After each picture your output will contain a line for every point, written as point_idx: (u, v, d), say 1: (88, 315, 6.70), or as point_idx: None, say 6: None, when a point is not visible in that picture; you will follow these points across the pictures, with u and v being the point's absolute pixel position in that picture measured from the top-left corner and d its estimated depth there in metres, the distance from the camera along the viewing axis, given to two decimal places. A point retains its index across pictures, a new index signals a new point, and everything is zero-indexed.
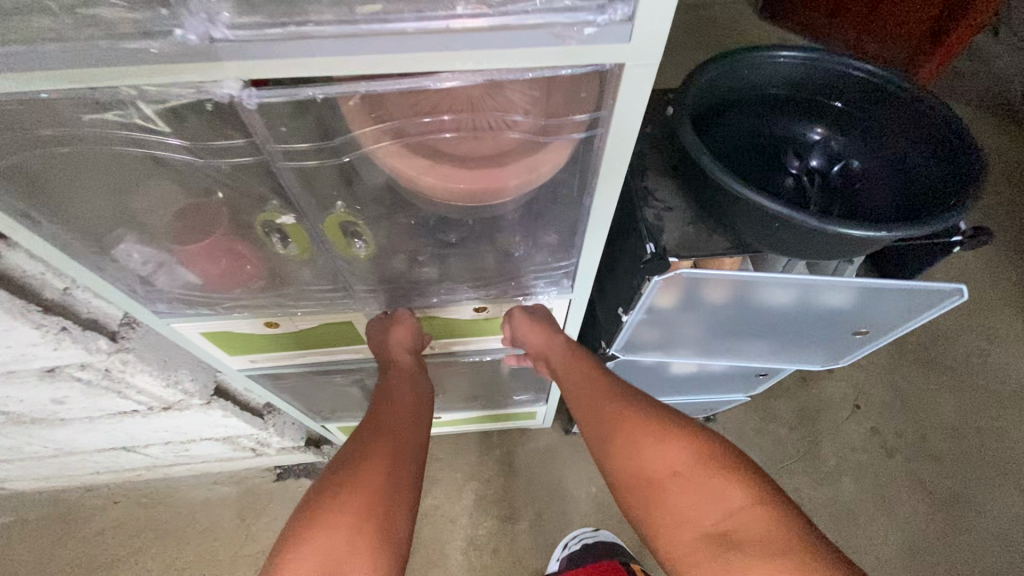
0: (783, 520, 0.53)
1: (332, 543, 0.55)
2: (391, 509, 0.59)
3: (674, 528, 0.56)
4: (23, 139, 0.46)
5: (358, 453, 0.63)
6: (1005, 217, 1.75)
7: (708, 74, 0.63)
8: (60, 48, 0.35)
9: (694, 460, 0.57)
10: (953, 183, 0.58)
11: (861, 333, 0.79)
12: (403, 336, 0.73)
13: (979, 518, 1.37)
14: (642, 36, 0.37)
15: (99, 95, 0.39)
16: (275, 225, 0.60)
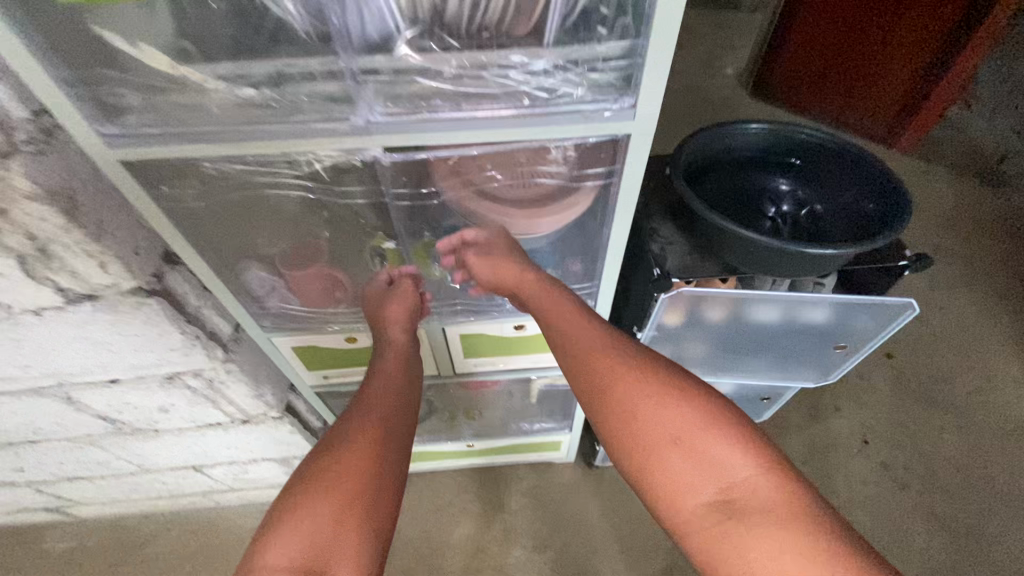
0: (784, 485, 0.53)
1: (316, 526, 0.54)
2: (374, 492, 0.57)
3: (676, 497, 0.55)
4: (217, 186, 0.66)
5: (350, 423, 0.64)
6: (991, 266, 1.90)
7: (695, 143, 0.83)
8: (274, 127, 0.54)
9: (699, 427, 0.56)
10: (891, 214, 0.76)
11: (840, 348, 0.93)
12: (394, 302, 0.76)
13: (993, 549, 1.43)
14: (644, 116, 0.55)
15: (285, 157, 0.59)
16: (381, 250, 0.81)
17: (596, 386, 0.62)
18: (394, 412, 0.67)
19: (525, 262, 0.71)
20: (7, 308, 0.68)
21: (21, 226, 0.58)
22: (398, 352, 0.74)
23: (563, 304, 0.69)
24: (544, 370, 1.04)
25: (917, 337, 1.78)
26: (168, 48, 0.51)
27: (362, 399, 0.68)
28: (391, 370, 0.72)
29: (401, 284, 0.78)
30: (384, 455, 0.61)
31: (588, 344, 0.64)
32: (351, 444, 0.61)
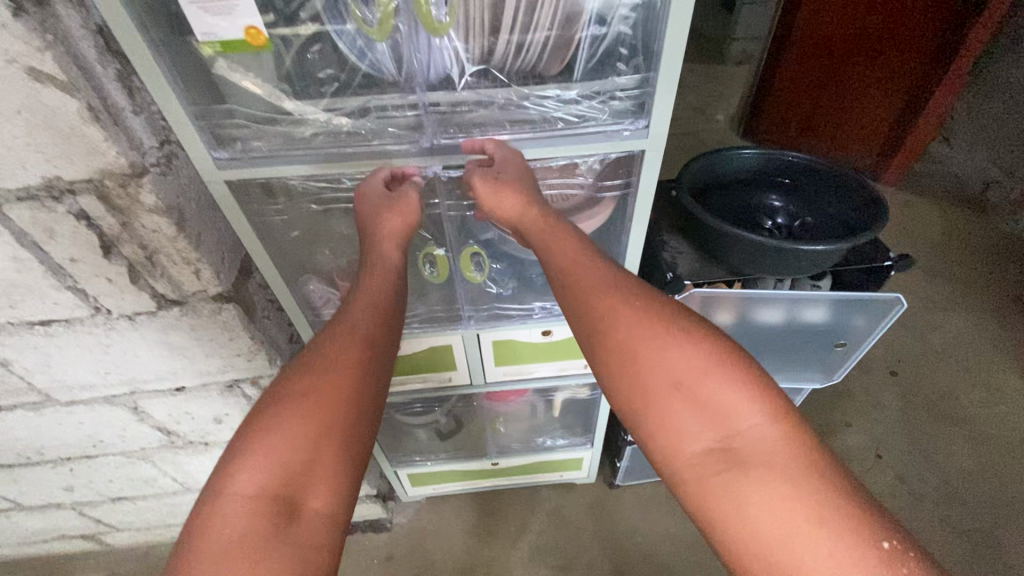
0: (789, 434, 0.54)
1: (296, 451, 0.53)
2: (359, 420, 0.57)
3: (674, 441, 0.56)
4: (299, 195, 0.78)
5: (332, 347, 0.60)
6: (984, 286, 2.00)
7: (697, 165, 0.95)
8: (359, 149, 0.68)
9: (704, 372, 0.56)
10: (870, 219, 0.87)
11: (841, 346, 1.02)
12: (390, 217, 0.68)
13: (1013, 557, 1.45)
14: (657, 134, 0.66)
15: (360, 174, 0.71)
16: (432, 257, 0.86)
17: (596, 323, 0.62)
18: (379, 337, 0.63)
19: (530, 192, 0.67)
20: (107, 313, 0.78)
21: (137, 235, 0.69)
22: (387, 268, 0.69)
23: (566, 240, 0.67)
24: (566, 378, 1.11)
25: (919, 355, 1.85)
26: (272, 89, 0.64)
27: (345, 322, 0.63)
28: (380, 289, 0.67)
29: (401, 198, 0.68)
30: (368, 381, 0.59)
31: (592, 280, 0.63)
32: (334, 371, 0.58)
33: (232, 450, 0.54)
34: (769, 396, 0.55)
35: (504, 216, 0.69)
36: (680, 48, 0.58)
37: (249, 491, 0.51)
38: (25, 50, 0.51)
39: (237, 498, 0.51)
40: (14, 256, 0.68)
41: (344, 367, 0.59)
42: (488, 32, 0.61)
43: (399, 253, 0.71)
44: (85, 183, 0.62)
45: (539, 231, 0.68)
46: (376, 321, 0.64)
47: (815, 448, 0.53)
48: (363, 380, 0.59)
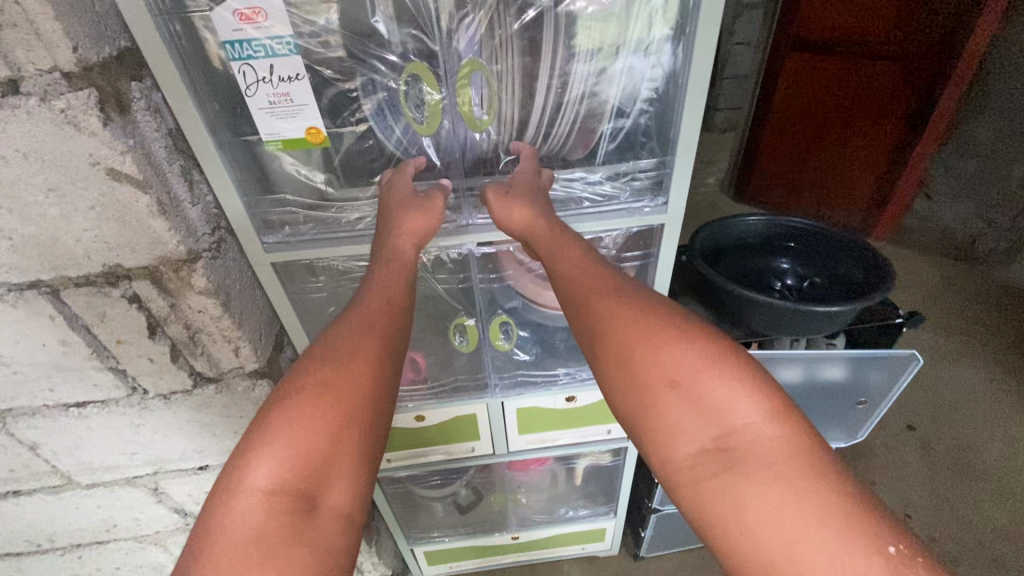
0: (798, 431, 0.52)
1: (309, 445, 0.50)
2: (371, 416, 0.54)
3: (673, 438, 0.55)
4: (336, 275, 0.82)
5: (341, 339, 0.57)
6: (989, 336, 2.04)
7: (706, 232, 1.01)
8: None
9: (707, 369, 0.55)
10: (878, 279, 0.91)
11: (862, 404, 1.03)
12: (413, 215, 0.65)
13: None
14: (676, 209, 0.71)
15: None
16: (462, 326, 0.90)
17: (598, 322, 0.60)
18: (391, 329, 0.59)
19: (542, 206, 0.66)
20: (143, 392, 0.79)
21: (183, 315, 0.71)
22: (400, 262, 0.64)
23: (572, 247, 0.65)
24: (590, 444, 1.10)
25: (933, 408, 1.85)
26: (320, 177, 0.70)
27: (353, 314, 0.59)
28: (389, 280, 0.62)
29: (430, 199, 0.67)
30: (377, 373, 0.56)
31: (596, 285, 0.62)
32: (347, 364, 0.55)
33: (241, 444, 0.51)
34: (774, 393, 0.54)
35: (513, 227, 0.67)
36: (694, 138, 0.64)
37: (261, 487, 0.48)
38: (109, 153, 0.56)
39: (252, 494, 0.48)
40: (63, 340, 0.70)
41: (356, 361, 0.55)
42: (518, 122, 0.69)
43: (414, 250, 0.66)
44: (141, 269, 0.66)
45: (545, 240, 0.65)
46: (389, 313, 0.60)
47: (820, 449, 0.51)
48: (371, 373, 0.55)
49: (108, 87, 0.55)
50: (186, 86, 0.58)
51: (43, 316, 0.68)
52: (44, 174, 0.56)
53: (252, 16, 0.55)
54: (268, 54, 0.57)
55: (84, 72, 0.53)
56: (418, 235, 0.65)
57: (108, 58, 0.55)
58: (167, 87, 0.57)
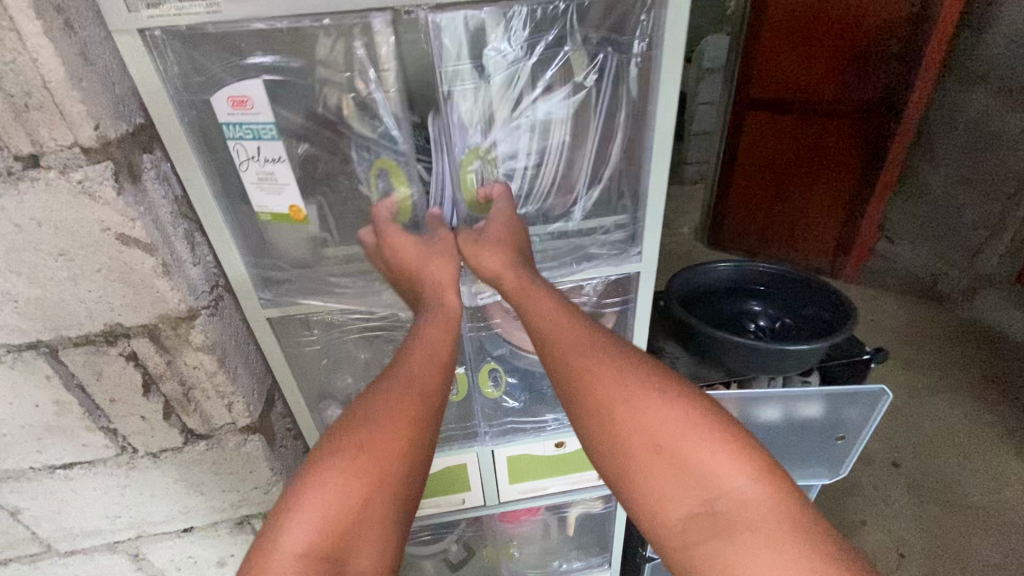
0: (784, 497, 0.55)
1: (344, 509, 0.53)
2: (406, 475, 0.57)
3: (661, 504, 0.58)
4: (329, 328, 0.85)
5: (378, 401, 0.59)
6: (960, 371, 2.19)
7: (679, 279, 1.06)
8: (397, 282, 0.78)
9: (696, 433, 0.58)
10: (842, 319, 0.97)
11: (841, 439, 1.06)
12: (438, 263, 0.70)
13: None
14: (649, 257, 0.77)
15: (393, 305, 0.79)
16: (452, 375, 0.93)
17: (579, 384, 0.62)
18: (435, 390, 0.62)
19: (514, 255, 0.68)
20: (133, 452, 0.79)
21: (179, 371, 0.73)
22: (446, 314, 0.68)
23: (544, 298, 0.67)
24: (582, 490, 1.11)
25: (916, 445, 1.93)
26: (315, 237, 0.75)
27: (396, 373, 0.62)
28: (436, 333, 0.66)
29: (444, 243, 0.71)
30: (410, 431, 0.58)
31: (571, 341, 0.63)
32: (379, 426, 0.57)
33: (278, 506, 0.54)
34: (759, 458, 0.57)
35: (486, 273, 0.69)
36: (662, 192, 0.71)
37: (295, 550, 0.51)
38: (121, 219, 0.60)
39: (284, 557, 0.51)
40: (57, 400, 0.71)
41: (393, 419, 0.58)
42: None
43: (459, 299, 0.70)
44: (141, 327, 0.68)
45: (515, 291, 0.68)
46: (430, 366, 0.63)
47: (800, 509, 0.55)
48: (404, 433, 0.57)
49: (123, 159, 0.60)
50: (195, 156, 0.63)
51: (40, 377, 0.69)
52: (57, 240, 0.60)
53: (243, 103, 0.60)
54: (255, 137, 0.63)
55: (102, 147, 0.57)
56: (449, 277, 0.70)
57: (125, 133, 0.59)
58: (178, 158, 0.62)
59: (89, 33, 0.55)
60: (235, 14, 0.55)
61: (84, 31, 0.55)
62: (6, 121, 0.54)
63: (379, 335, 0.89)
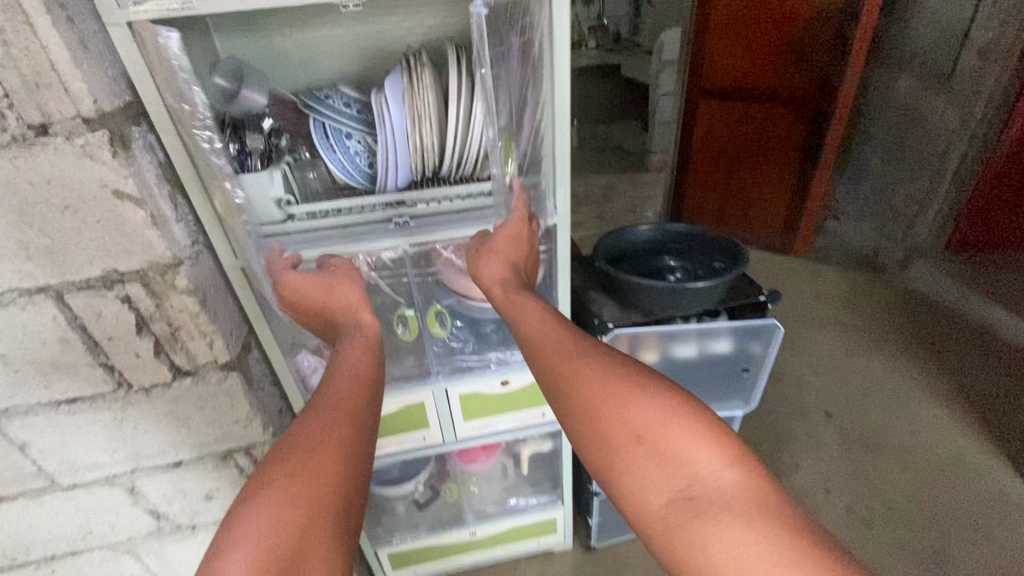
0: (757, 478, 0.60)
1: (288, 525, 0.56)
2: (349, 490, 0.62)
3: (642, 493, 0.62)
4: None
5: (322, 424, 0.67)
6: (895, 332, 2.41)
7: (604, 241, 1.23)
8: (350, 238, 0.92)
9: (668, 422, 0.63)
10: (737, 262, 1.14)
11: (747, 371, 1.24)
12: (344, 285, 0.86)
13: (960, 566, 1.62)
14: (562, 209, 0.94)
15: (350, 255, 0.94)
16: (404, 317, 1.10)
17: (563, 382, 0.71)
18: (360, 411, 0.71)
19: (507, 270, 0.88)
20: (128, 387, 0.92)
21: (166, 314, 0.86)
22: (365, 343, 0.82)
23: (529, 304, 0.82)
24: (528, 427, 1.26)
25: (848, 396, 2.14)
26: (280, 198, 0.89)
27: (330, 396, 0.72)
28: (358, 361, 0.78)
29: (335, 266, 0.87)
30: (354, 450, 0.66)
31: (553, 347, 0.75)
32: (324, 444, 0.64)
33: (225, 532, 0.55)
34: (731, 444, 0.62)
35: (488, 279, 0.88)
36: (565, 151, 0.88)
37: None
38: (116, 177, 0.73)
39: None
40: (62, 339, 0.84)
41: (331, 437, 0.65)
42: (438, 154, 0.91)
43: (374, 318, 0.87)
44: (133, 273, 0.81)
45: (502, 302, 0.85)
46: (356, 388, 0.74)
47: (775, 496, 0.58)
48: (347, 448, 0.65)
49: (116, 129, 0.73)
50: (175, 127, 0.76)
51: (47, 317, 0.82)
52: (63, 195, 0.73)
53: (172, 83, 0.73)
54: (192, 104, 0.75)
55: (99, 118, 0.71)
56: (356, 297, 0.87)
57: (117, 108, 0.73)
58: (162, 128, 0.76)
59: (86, 26, 0.69)
60: (203, 10, 0.68)
61: (83, 25, 0.68)
62: (21, 97, 0.67)
63: None
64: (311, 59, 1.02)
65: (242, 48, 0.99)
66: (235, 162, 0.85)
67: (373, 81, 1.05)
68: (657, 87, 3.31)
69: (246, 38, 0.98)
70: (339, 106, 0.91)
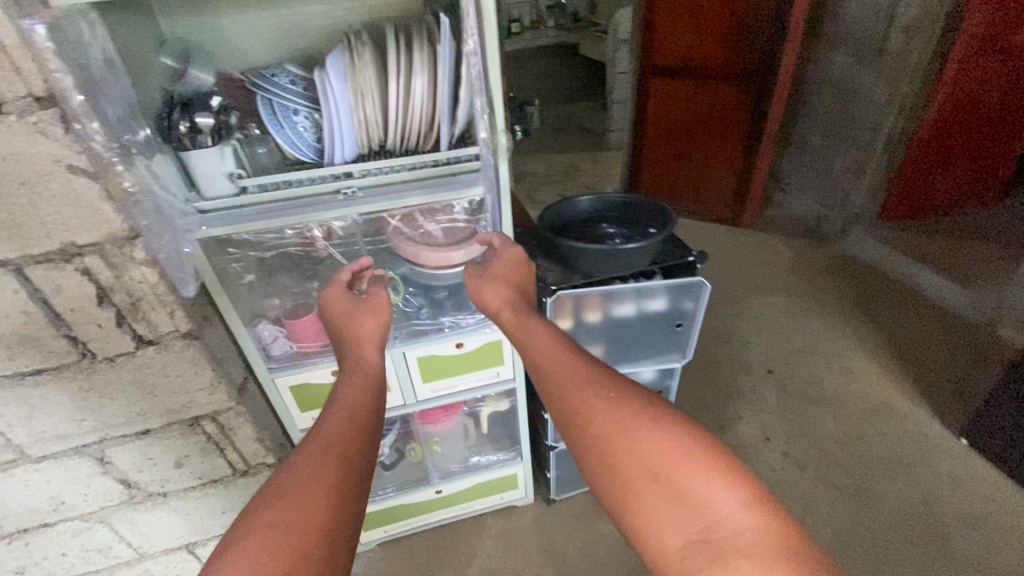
0: (769, 520, 0.68)
1: (284, 549, 0.66)
2: (343, 517, 0.71)
3: (660, 531, 0.71)
4: (257, 245, 1.08)
5: (322, 459, 0.75)
6: (834, 294, 2.58)
7: (548, 212, 1.32)
8: (299, 209, 0.97)
9: (679, 462, 0.73)
10: (665, 226, 1.26)
11: (681, 327, 1.35)
12: (366, 318, 1.00)
13: (881, 501, 1.81)
14: (501, 177, 1.02)
15: (303, 224, 1.00)
16: None
17: (576, 415, 0.82)
18: (359, 447, 0.80)
19: (513, 300, 1.01)
20: (92, 357, 0.97)
21: (126, 285, 0.91)
22: (368, 379, 0.92)
23: (540, 332, 0.94)
24: (485, 387, 1.35)
25: (787, 353, 2.32)
26: (231, 172, 0.93)
27: (331, 431, 0.80)
28: (361, 397, 0.88)
29: (375, 303, 1.02)
30: (350, 484, 0.74)
31: (568, 380, 0.85)
32: (322, 477, 0.73)
33: (235, 550, 0.66)
34: (742, 489, 0.71)
35: (492, 308, 1.01)
36: (504, 129, 0.96)
37: None
38: (71, 152, 0.78)
39: None
40: (24, 310, 0.88)
41: (330, 471, 0.74)
42: (382, 128, 0.97)
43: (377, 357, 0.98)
44: (92, 245, 0.86)
45: (517, 331, 0.97)
46: (354, 424, 0.82)
47: (787, 540, 0.67)
48: (341, 483, 0.73)
49: None
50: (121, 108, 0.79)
51: (8, 290, 0.86)
52: (18, 170, 0.77)
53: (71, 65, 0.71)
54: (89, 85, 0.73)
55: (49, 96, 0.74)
56: (374, 332, 0.99)
57: None
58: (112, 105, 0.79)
59: None
60: None
61: None
62: None
63: (295, 251, 1.14)
64: (255, 37, 1.06)
65: (187, 26, 1.02)
66: (185, 139, 0.87)
67: (317, 58, 1.10)
68: (613, 65, 3.38)
69: (188, 18, 1.02)
70: (285, 83, 0.97)
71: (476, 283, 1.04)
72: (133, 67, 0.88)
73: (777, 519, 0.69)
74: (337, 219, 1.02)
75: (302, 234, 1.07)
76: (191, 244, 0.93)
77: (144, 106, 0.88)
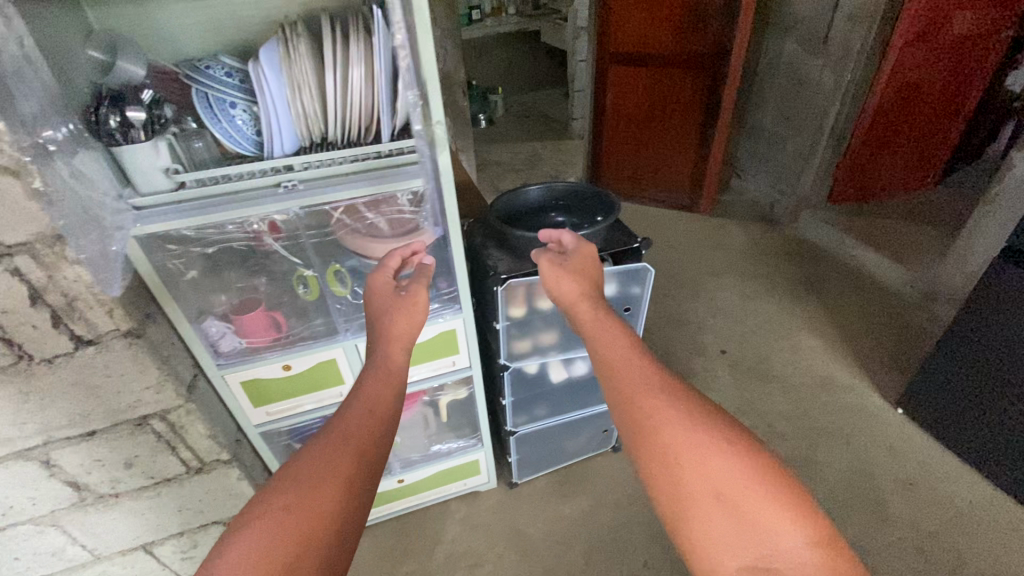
0: (833, 558, 0.67)
1: (294, 527, 0.67)
2: (351, 505, 0.72)
3: (716, 552, 0.69)
4: (196, 241, 1.07)
5: (341, 450, 0.76)
6: (785, 276, 2.69)
7: (498, 200, 1.35)
8: (237, 204, 0.96)
9: (746, 489, 0.71)
10: (609, 213, 1.29)
11: (629, 311, 1.41)
12: (402, 315, 0.96)
13: (825, 469, 1.91)
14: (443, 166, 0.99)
15: (243, 219, 0.99)
16: (303, 277, 1.21)
17: (636, 419, 0.80)
18: (375, 443, 0.80)
19: (585, 290, 1.01)
20: (29, 359, 0.95)
21: (60, 285, 0.89)
22: (393, 379, 0.90)
23: (614, 324, 0.94)
24: (441, 376, 1.38)
25: (741, 334, 2.41)
26: (167, 167, 0.92)
27: (358, 427, 0.80)
28: (388, 394, 0.87)
29: (413, 299, 0.98)
30: (364, 478, 0.75)
31: (635, 381, 0.84)
32: (339, 468, 0.74)
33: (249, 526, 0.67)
34: (810, 526, 0.69)
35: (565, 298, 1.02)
36: (439, 120, 0.93)
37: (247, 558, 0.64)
38: None
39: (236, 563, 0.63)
40: None
41: (347, 462, 0.75)
42: (322, 119, 0.98)
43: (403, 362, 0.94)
44: (20, 245, 0.83)
45: (589, 319, 0.97)
46: (377, 421, 0.82)
47: None
48: (355, 475, 0.74)
49: None
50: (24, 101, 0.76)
51: None
52: None
53: None
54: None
55: None
56: (405, 329, 0.96)
57: None
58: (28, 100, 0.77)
59: None
60: None
61: None
62: None
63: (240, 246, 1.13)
64: (190, 28, 1.04)
65: (117, 18, 1.00)
66: (116, 133, 0.86)
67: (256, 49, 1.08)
68: (573, 54, 3.40)
69: (117, 9, 0.99)
70: (221, 76, 0.97)
71: (553, 268, 1.04)
72: (57, 60, 0.86)
73: (840, 558, 0.67)
74: (278, 213, 1.01)
75: (245, 228, 1.07)
76: (122, 241, 0.92)
77: (70, 100, 0.87)
